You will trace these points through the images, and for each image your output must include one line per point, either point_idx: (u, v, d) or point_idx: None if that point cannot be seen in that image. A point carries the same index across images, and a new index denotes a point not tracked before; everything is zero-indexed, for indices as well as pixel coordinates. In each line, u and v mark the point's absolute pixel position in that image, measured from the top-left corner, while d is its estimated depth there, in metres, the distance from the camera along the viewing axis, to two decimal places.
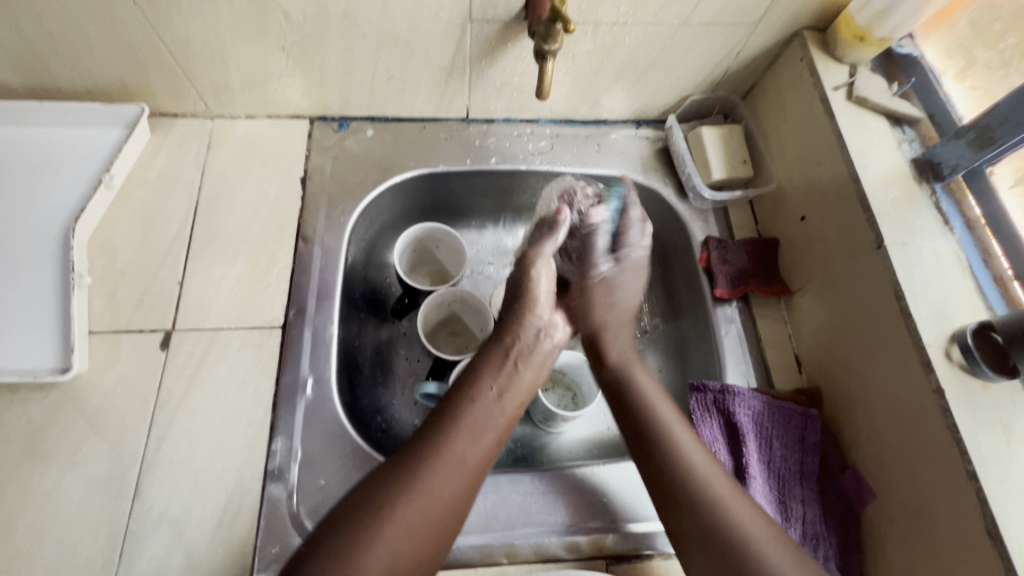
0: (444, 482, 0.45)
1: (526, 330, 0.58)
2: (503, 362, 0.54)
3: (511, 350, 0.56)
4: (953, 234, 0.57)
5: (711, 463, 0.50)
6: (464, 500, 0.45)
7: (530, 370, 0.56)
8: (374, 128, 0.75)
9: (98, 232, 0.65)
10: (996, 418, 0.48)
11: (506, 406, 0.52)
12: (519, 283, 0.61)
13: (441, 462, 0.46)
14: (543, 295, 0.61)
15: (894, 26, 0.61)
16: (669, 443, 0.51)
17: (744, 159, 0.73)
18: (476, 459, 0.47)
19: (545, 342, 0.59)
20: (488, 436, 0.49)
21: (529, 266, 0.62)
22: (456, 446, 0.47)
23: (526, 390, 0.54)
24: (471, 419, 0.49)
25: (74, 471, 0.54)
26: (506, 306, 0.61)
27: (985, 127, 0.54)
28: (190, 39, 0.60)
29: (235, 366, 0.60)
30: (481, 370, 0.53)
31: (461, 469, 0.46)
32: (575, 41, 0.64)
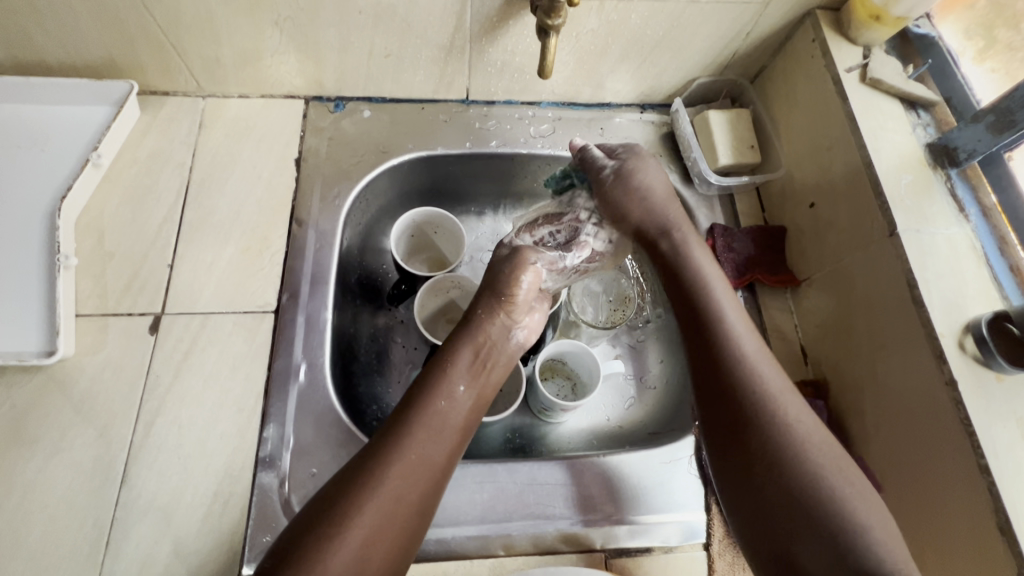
0: (408, 482, 0.45)
1: (495, 328, 0.57)
2: (471, 360, 0.53)
3: (478, 347, 0.55)
4: (968, 222, 0.55)
5: (803, 412, 0.47)
6: (428, 500, 0.46)
7: (495, 369, 0.55)
8: (371, 108, 0.73)
9: (86, 213, 0.63)
10: (1010, 411, 0.47)
11: (469, 404, 0.52)
12: (498, 278, 0.58)
13: (405, 462, 0.45)
14: (524, 297, 0.58)
15: (911, 6, 0.59)
16: (760, 391, 0.48)
17: (751, 144, 0.71)
18: (439, 457, 0.47)
19: (513, 339, 0.58)
20: (451, 436, 0.49)
21: (513, 268, 0.58)
22: (421, 449, 0.46)
23: (491, 386, 0.54)
24: (435, 418, 0.49)
25: (60, 456, 0.52)
26: (478, 297, 0.58)
27: (1004, 110, 0.52)
28: (179, 11, 0.58)
29: (226, 351, 0.58)
30: (449, 367, 0.52)
31: (424, 468, 0.46)
32: (579, 18, 0.62)
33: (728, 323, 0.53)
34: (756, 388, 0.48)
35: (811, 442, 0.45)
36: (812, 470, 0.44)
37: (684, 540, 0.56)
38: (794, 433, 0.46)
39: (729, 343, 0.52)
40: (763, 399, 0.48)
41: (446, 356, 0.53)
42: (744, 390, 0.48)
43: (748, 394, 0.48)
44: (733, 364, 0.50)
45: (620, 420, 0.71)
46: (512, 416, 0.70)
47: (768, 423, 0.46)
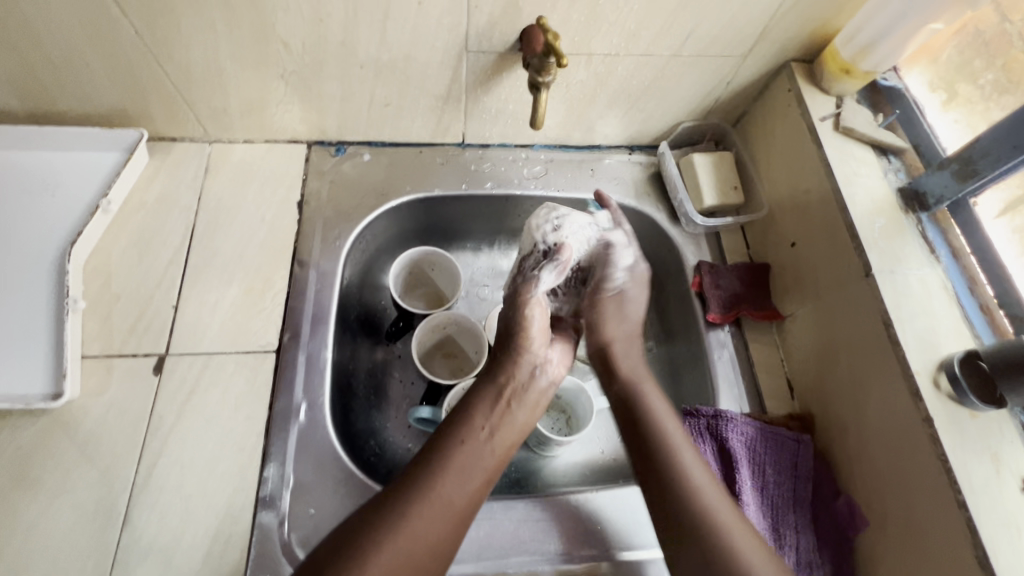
0: (430, 521, 0.46)
1: (521, 368, 0.59)
2: (496, 402, 0.56)
3: (504, 390, 0.57)
4: (940, 263, 0.58)
5: (695, 457, 0.54)
6: (449, 541, 0.47)
7: (521, 411, 0.57)
8: (370, 152, 0.76)
9: (94, 255, 0.65)
10: (984, 446, 0.49)
11: (497, 447, 0.53)
12: (511, 322, 0.61)
13: (428, 502, 0.47)
14: (537, 334, 0.61)
15: (878, 60, 0.63)
16: (661, 440, 0.56)
17: (735, 185, 0.74)
18: (464, 499, 0.49)
19: (540, 379, 0.59)
20: (477, 478, 0.50)
21: (520, 310, 0.61)
22: (446, 488, 0.48)
23: (517, 429, 0.56)
24: (460, 459, 0.51)
25: (63, 498, 0.53)
26: (500, 341, 0.61)
27: (967, 159, 0.56)
28: (189, 67, 0.61)
29: (228, 391, 0.60)
30: (474, 409, 0.55)
31: (446, 509, 0.48)
32: (569, 71, 0.66)
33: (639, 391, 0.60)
34: (664, 444, 0.55)
35: (697, 480, 0.52)
36: (698, 498, 0.51)
37: None
38: (683, 470, 0.53)
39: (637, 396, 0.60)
40: (655, 441, 0.56)
41: (472, 399, 0.56)
42: (654, 440, 0.56)
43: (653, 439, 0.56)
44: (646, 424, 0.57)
45: (614, 452, 0.73)
46: None
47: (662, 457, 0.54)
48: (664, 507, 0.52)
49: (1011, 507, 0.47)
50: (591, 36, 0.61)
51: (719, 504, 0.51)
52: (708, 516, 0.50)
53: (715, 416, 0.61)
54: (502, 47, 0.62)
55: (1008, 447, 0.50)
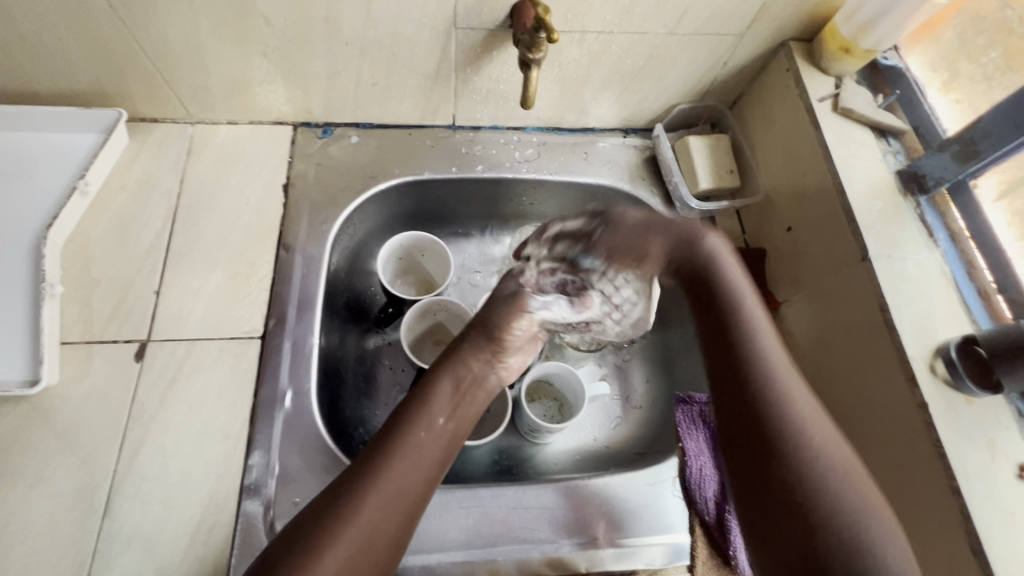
0: (384, 510, 0.44)
1: (483, 362, 0.58)
2: (455, 393, 0.54)
3: (466, 382, 0.56)
4: (938, 247, 0.57)
5: (816, 414, 0.44)
6: (404, 529, 0.45)
7: (476, 400, 0.55)
8: (358, 134, 0.74)
9: (73, 239, 0.63)
10: (980, 432, 0.48)
11: (453, 435, 0.52)
12: (488, 315, 0.60)
13: (380, 493, 0.45)
14: (518, 337, 0.60)
15: (879, 39, 0.61)
16: (776, 398, 0.45)
17: (731, 169, 0.73)
18: (419, 484, 0.47)
19: (496, 374, 0.59)
20: (430, 466, 0.49)
21: (511, 312, 0.60)
22: (398, 479, 0.46)
23: (472, 417, 0.54)
24: (413, 447, 0.48)
25: (42, 487, 0.52)
26: (462, 334, 0.59)
27: (968, 140, 0.55)
28: (168, 43, 0.59)
29: (212, 378, 0.58)
30: (428, 398, 0.52)
31: (400, 498, 0.46)
32: (561, 49, 0.64)
33: (757, 345, 0.48)
34: (782, 413, 0.44)
35: (820, 432, 0.43)
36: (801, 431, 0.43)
37: (670, 560, 0.57)
38: (798, 431, 0.43)
39: (753, 349, 0.48)
40: (795, 417, 0.44)
41: (425, 388, 0.53)
42: (758, 380, 0.46)
43: (768, 399, 0.45)
44: (762, 386, 0.46)
45: (606, 440, 0.72)
46: (500, 438, 0.70)
47: (782, 417, 0.44)
48: (789, 517, 0.40)
49: (1005, 493, 0.46)
50: (584, 12, 0.59)
51: (837, 456, 0.42)
52: (819, 473, 0.41)
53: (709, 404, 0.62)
54: (492, 23, 0.60)
55: (1003, 433, 0.49)
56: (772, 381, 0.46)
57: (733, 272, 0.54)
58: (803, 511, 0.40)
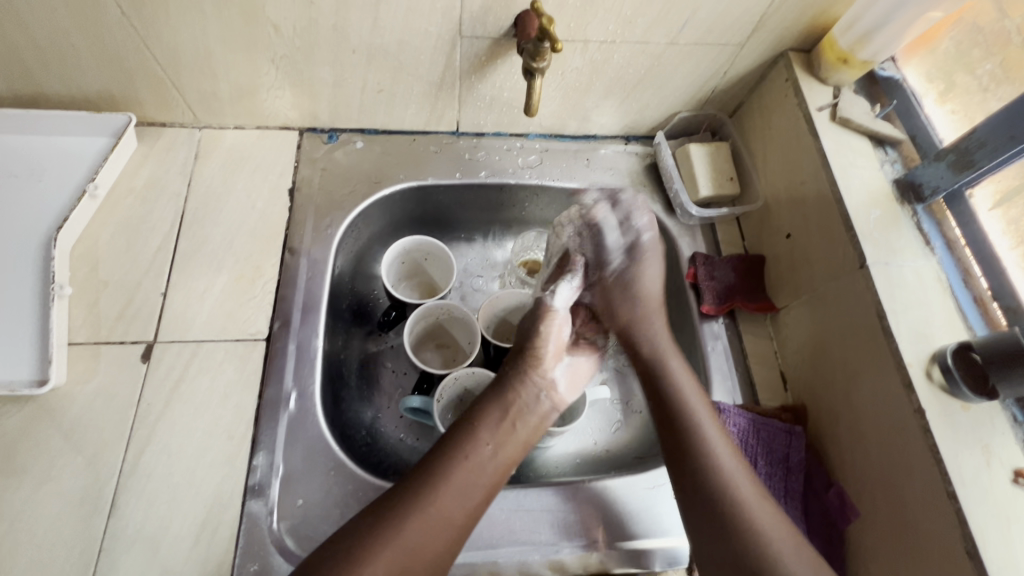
0: (428, 534, 0.47)
1: (527, 391, 0.58)
2: (501, 419, 0.55)
3: (510, 409, 0.56)
4: (934, 255, 0.58)
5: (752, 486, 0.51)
6: (442, 557, 0.47)
7: (523, 430, 0.56)
8: (363, 140, 0.76)
9: (81, 241, 0.64)
10: (976, 438, 0.49)
11: (500, 463, 0.53)
12: (528, 338, 0.62)
13: (426, 516, 0.47)
14: (551, 355, 0.62)
15: (877, 50, 0.62)
16: (711, 464, 0.52)
17: (731, 176, 0.74)
18: (460, 515, 0.49)
19: (545, 403, 0.59)
20: (477, 494, 0.50)
21: (542, 323, 0.63)
22: (443, 502, 0.48)
23: (519, 447, 0.55)
24: (458, 476, 0.50)
25: (49, 485, 0.53)
26: (513, 356, 0.61)
27: (964, 150, 0.55)
28: (178, 50, 0.60)
29: (218, 379, 0.59)
30: (479, 423, 0.54)
31: (447, 525, 0.48)
32: (564, 58, 0.65)
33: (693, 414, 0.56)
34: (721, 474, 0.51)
35: (752, 503, 0.50)
36: (729, 485, 0.51)
37: (667, 565, 0.57)
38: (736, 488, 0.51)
39: (689, 419, 0.56)
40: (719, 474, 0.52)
41: (475, 413, 0.55)
42: (696, 451, 0.53)
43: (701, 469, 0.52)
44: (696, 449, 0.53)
45: (606, 443, 0.73)
46: None
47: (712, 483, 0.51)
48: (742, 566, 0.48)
49: (1000, 498, 0.47)
50: (587, 22, 0.60)
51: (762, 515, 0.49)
52: (765, 547, 0.48)
53: None
54: (497, 32, 0.61)
55: (998, 438, 0.50)
56: (702, 441, 0.54)
57: (678, 374, 0.60)
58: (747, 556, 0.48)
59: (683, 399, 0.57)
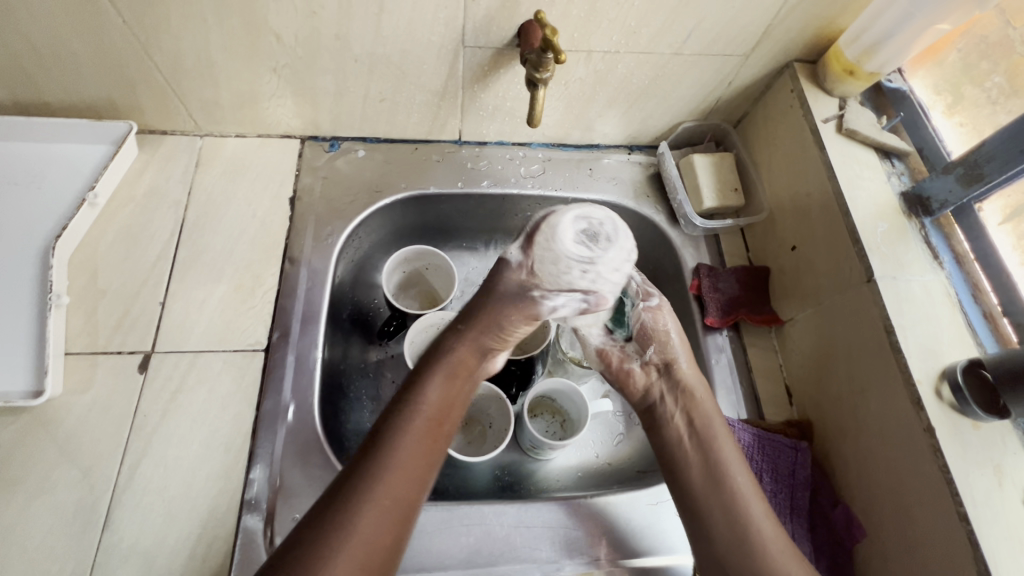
0: (381, 519, 0.45)
1: (467, 352, 0.56)
2: (441, 386, 0.53)
3: (451, 375, 0.54)
4: (943, 269, 0.57)
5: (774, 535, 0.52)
6: (397, 537, 0.45)
7: (463, 399, 0.55)
8: (365, 148, 0.75)
9: (80, 249, 0.64)
10: (987, 458, 0.48)
11: (442, 434, 0.52)
12: (477, 306, 0.58)
13: (376, 501, 0.45)
14: (501, 325, 0.57)
15: (883, 61, 0.61)
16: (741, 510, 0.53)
17: (735, 187, 0.73)
18: (411, 490, 0.47)
19: (484, 363, 0.58)
20: (423, 469, 0.49)
21: (506, 306, 0.57)
22: (391, 485, 0.46)
23: (459, 416, 0.54)
24: (405, 455, 0.48)
25: (42, 498, 0.52)
26: (452, 328, 0.57)
27: (972, 163, 0.54)
28: (180, 58, 0.59)
29: (215, 390, 0.58)
30: (419, 400, 0.51)
31: (395, 503, 0.46)
32: (568, 68, 0.64)
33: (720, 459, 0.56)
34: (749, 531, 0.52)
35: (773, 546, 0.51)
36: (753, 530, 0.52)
37: None
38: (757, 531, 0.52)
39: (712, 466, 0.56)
40: (742, 527, 0.52)
41: (416, 385, 0.53)
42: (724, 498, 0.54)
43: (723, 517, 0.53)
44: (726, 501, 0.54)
45: (609, 456, 0.72)
46: (502, 453, 0.70)
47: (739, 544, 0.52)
48: None
49: (1012, 520, 0.46)
50: (590, 33, 0.60)
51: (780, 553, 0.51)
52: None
53: None
54: (500, 42, 0.60)
55: (1010, 458, 0.49)
56: (731, 492, 0.54)
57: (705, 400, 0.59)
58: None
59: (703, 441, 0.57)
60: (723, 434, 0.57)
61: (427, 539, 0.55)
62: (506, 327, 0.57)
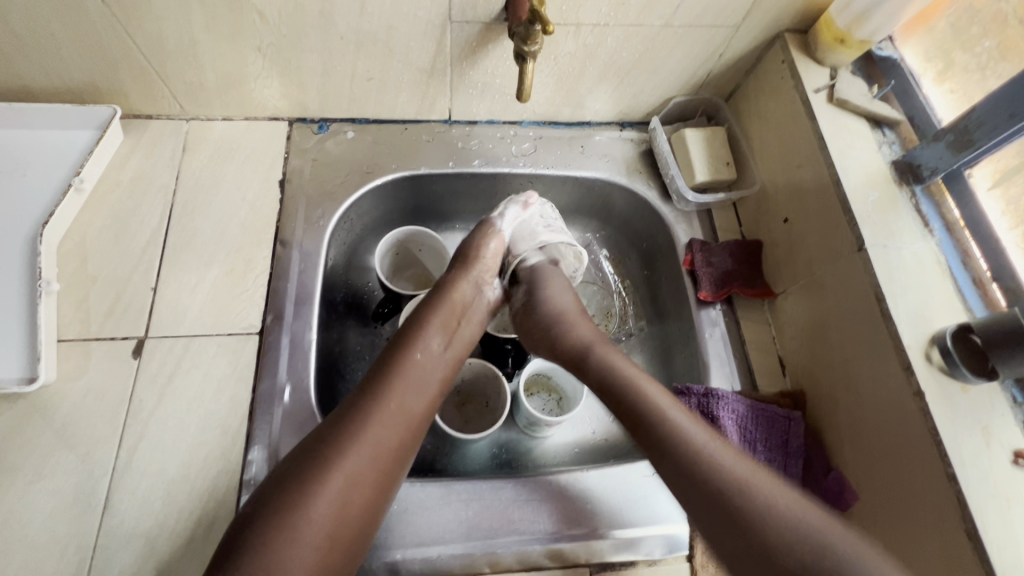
0: (390, 428, 0.48)
1: (465, 286, 0.62)
2: (447, 316, 0.58)
3: (454, 307, 0.60)
4: (933, 237, 0.57)
5: (750, 466, 0.46)
6: (405, 444, 0.49)
7: (468, 328, 0.60)
8: (354, 129, 0.74)
9: (69, 236, 0.63)
10: (976, 420, 0.49)
11: (449, 357, 0.57)
12: (468, 248, 0.66)
13: (385, 411, 0.49)
14: (489, 262, 0.66)
15: (874, 29, 0.61)
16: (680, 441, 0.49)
17: (727, 161, 0.73)
18: (417, 406, 0.51)
19: (481, 299, 0.64)
20: (431, 388, 0.53)
21: (480, 235, 0.67)
22: (399, 398, 0.50)
23: (466, 344, 0.59)
24: (414, 371, 0.53)
25: (41, 483, 0.52)
26: (454, 265, 0.64)
27: (963, 129, 0.54)
28: (161, 38, 0.58)
29: (211, 374, 0.58)
30: (427, 321, 0.57)
31: (404, 414, 0.50)
32: (557, 42, 0.64)
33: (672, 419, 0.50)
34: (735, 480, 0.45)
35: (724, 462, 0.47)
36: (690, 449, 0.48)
37: (666, 553, 0.57)
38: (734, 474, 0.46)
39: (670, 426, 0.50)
40: (724, 477, 0.46)
41: (423, 315, 0.58)
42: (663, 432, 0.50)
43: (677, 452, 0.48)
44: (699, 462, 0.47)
45: (605, 433, 0.72)
46: (500, 431, 0.71)
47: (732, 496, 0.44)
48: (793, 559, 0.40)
49: (1000, 479, 0.46)
50: (579, 5, 0.59)
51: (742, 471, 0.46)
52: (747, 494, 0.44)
53: (706, 395, 0.61)
54: (487, 16, 0.60)
55: (998, 419, 0.49)
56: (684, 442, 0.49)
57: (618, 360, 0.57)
58: (769, 554, 0.41)
59: (638, 391, 0.54)
60: (655, 388, 0.54)
61: (426, 515, 0.56)
62: (487, 254, 0.66)
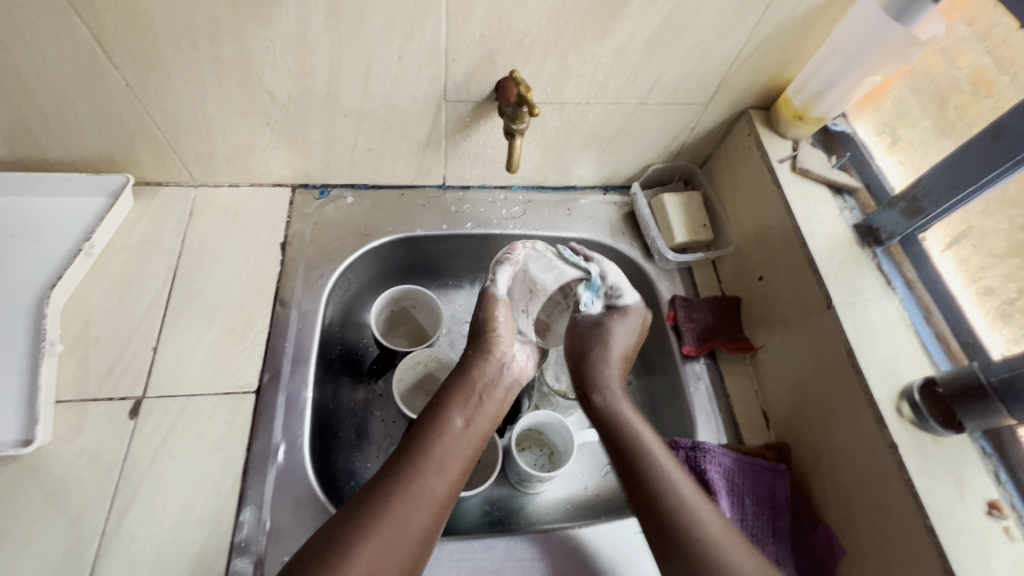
0: (413, 510, 0.50)
1: (489, 363, 0.63)
2: (468, 394, 0.60)
3: (476, 384, 0.61)
4: (896, 294, 0.62)
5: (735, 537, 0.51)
6: (431, 527, 0.51)
7: (492, 402, 0.61)
8: (353, 195, 0.79)
9: (75, 298, 0.65)
10: (948, 471, 0.51)
11: (472, 436, 0.58)
12: (483, 319, 0.65)
13: (409, 496, 0.51)
14: (504, 333, 0.64)
15: (828, 107, 0.68)
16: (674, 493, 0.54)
17: (704, 224, 0.78)
18: (442, 490, 0.53)
19: (507, 373, 0.64)
20: (454, 468, 0.55)
21: (487, 306, 0.65)
22: (423, 480, 0.52)
23: (489, 419, 0.60)
24: (436, 453, 0.55)
25: (28, 548, 0.51)
26: (471, 340, 0.65)
27: (913, 198, 0.60)
28: (177, 115, 0.63)
29: (207, 433, 0.59)
30: (449, 402, 0.59)
31: (425, 498, 0.52)
32: (543, 118, 0.70)
33: (684, 492, 0.54)
34: (695, 524, 0.52)
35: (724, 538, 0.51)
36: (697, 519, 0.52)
37: None
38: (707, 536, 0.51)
39: (679, 496, 0.54)
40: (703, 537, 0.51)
41: (445, 393, 0.60)
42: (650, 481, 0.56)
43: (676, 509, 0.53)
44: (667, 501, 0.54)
45: (597, 487, 0.73)
46: (491, 488, 0.71)
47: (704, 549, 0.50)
48: None
49: (976, 531, 0.48)
50: (562, 86, 0.65)
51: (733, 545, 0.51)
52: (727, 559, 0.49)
53: (693, 448, 0.62)
54: (479, 96, 0.65)
55: (970, 470, 0.51)
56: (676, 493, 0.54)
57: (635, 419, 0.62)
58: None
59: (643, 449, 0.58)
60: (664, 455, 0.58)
61: None
62: (501, 322, 0.64)
